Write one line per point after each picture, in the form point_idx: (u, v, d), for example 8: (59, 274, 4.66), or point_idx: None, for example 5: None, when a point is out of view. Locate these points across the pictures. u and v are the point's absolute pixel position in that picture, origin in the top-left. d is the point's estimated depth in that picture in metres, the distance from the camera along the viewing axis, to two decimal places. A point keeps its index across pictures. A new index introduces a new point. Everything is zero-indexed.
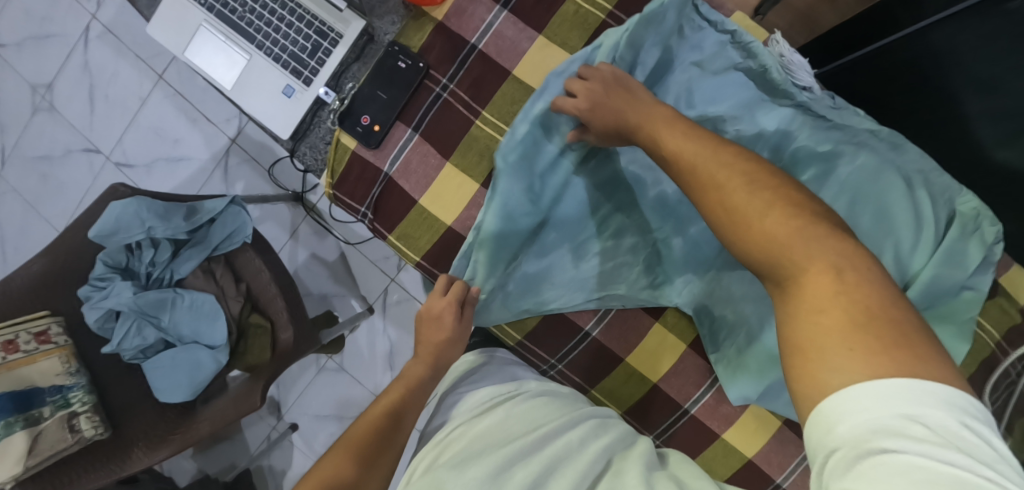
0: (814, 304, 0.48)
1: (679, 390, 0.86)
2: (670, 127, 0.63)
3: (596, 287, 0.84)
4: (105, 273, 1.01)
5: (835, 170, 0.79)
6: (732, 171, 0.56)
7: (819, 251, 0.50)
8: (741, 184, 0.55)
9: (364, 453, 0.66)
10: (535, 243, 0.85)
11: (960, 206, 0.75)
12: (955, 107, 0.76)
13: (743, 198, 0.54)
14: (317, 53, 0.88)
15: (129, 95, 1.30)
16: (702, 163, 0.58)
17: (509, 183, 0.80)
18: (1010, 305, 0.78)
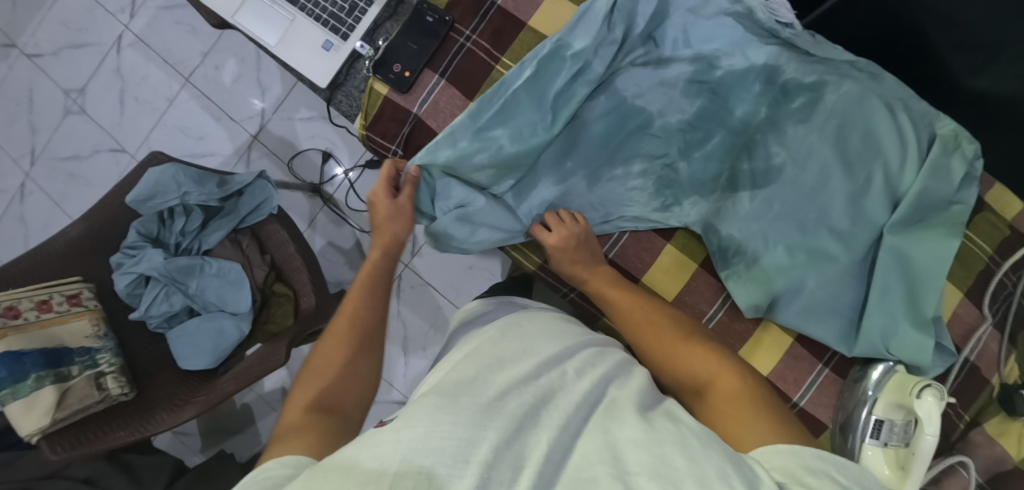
0: (730, 399, 0.64)
1: (692, 309, 0.86)
2: (613, 285, 0.79)
3: (610, 208, 0.87)
4: (137, 241, 1.09)
5: (822, 98, 0.84)
6: (657, 314, 0.75)
7: (727, 368, 0.67)
8: (666, 325, 0.74)
9: (329, 381, 0.68)
10: (552, 169, 0.86)
11: (939, 129, 0.84)
12: (930, 44, 0.85)
13: (670, 335, 0.73)
14: (353, 12, 0.89)
15: (158, 96, 1.44)
16: (635, 310, 0.76)
17: (527, 110, 0.82)
18: (998, 219, 0.86)
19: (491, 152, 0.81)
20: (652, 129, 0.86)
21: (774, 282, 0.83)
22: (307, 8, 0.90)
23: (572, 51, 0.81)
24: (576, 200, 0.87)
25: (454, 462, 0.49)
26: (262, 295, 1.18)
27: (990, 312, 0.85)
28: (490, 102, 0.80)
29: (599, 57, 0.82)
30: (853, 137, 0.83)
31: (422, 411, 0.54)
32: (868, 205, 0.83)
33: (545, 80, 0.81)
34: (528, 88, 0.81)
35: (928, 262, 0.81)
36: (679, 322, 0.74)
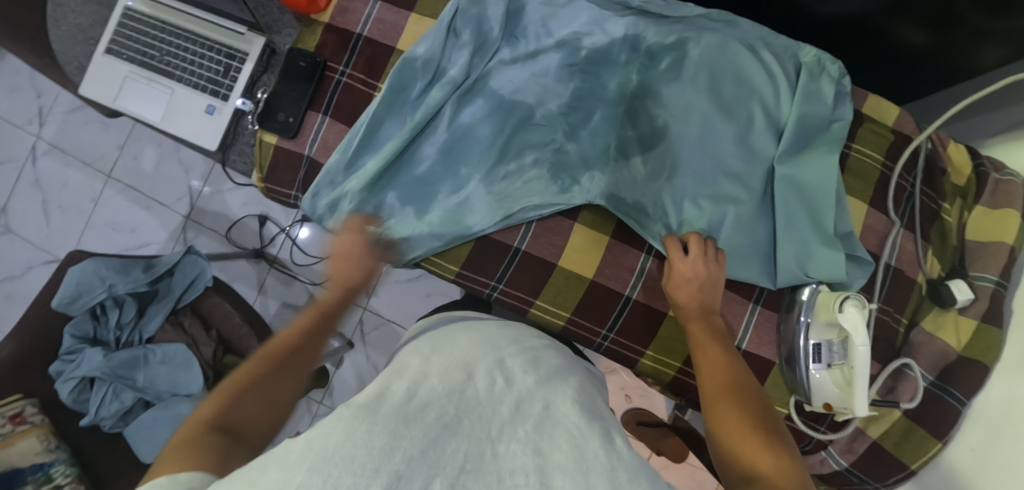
0: (766, 461, 0.58)
1: (617, 280, 0.86)
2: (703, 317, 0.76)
3: (512, 203, 0.85)
4: (74, 345, 1.09)
5: (687, 54, 0.87)
6: (722, 350, 0.72)
7: (771, 435, 0.61)
8: (720, 358, 0.71)
9: (237, 396, 0.61)
10: (448, 181, 0.87)
11: (803, 57, 0.89)
12: None
13: (730, 383, 0.67)
14: (229, 73, 0.91)
15: (82, 198, 1.44)
16: (706, 344, 0.73)
17: (391, 127, 0.88)
18: (881, 128, 0.89)
19: (360, 176, 0.86)
20: (535, 120, 0.88)
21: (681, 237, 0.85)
22: (183, 77, 0.92)
23: (420, 60, 0.86)
24: (479, 204, 0.86)
25: (365, 472, 0.46)
26: (215, 371, 1.16)
27: (898, 216, 0.88)
28: (356, 131, 0.87)
29: (449, 64, 0.87)
30: (722, 82, 0.87)
31: (335, 420, 0.49)
32: (755, 142, 0.86)
33: (401, 95, 0.87)
34: (387, 110, 0.87)
35: (823, 183, 0.84)
36: (741, 364, 0.70)
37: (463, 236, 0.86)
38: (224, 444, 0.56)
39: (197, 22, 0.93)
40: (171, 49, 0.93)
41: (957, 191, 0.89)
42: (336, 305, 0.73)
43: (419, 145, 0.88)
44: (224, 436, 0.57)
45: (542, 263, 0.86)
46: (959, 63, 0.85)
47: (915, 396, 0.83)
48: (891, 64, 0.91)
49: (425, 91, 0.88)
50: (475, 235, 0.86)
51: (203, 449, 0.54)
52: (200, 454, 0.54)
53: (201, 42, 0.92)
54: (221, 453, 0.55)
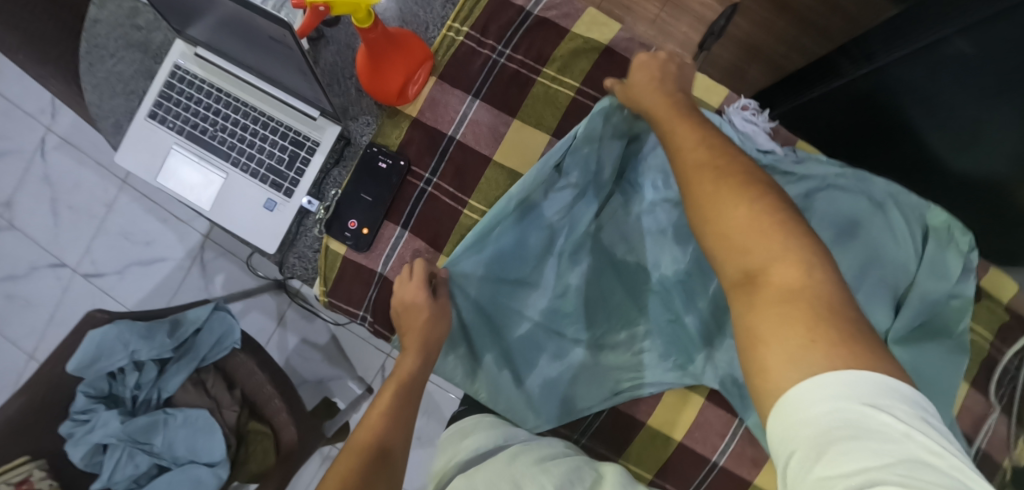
0: (780, 298, 0.48)
1: (704, 444, 0.80)
2: (731, 201, 0.53)
3: (621, 378, 0.79)
4: (87, 405, 1.00)
5: (812, 213, 0.81)
6: (745, 196, 0.53)
7: (790, 252, 0.49)
8: (742, 204, 0.52)
9: (371, 457, 0.64)
10: (552, 345, 0.79)
11: (932, 221, 0.81)
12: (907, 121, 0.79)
13: (729, 190, 0.54)
14: (294, 163, 0.80)
15: (95, 202, 1.35)
16: (720, 194, 0.54)
17: (477, 267, 0.76)
18: (996, 304, 0.84)
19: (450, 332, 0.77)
20: (649, 285, 0.80)
21: None
22: (240, 161, 0.81)
23: (519, 200, 0.75)
24: (585, 375, 0.79)
25: None
26: (237, 436, 1.07)
27: (997, 398, 0.84)
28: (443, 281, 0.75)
29: (552, 202, 0.78)
30: (847, 253, 0.81)
31: None
32: (871, 312, 0.80)
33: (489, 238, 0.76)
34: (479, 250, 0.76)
35: (940, 372, 0.78)
36: (790, 229, 0.51)
37: (566, 413, 0.79)
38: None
39: (261, 97, 0.81)
40: (227, 125, 0.81)
41: None
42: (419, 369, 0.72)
43: (522, 300, 0.79)
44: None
45: (629, 419, 0.80)
46: None
47: None
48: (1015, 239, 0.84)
49: (519, 232, 0.77)
50: (582, 414, 0.79)
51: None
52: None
53: (263, 121, 0.81)
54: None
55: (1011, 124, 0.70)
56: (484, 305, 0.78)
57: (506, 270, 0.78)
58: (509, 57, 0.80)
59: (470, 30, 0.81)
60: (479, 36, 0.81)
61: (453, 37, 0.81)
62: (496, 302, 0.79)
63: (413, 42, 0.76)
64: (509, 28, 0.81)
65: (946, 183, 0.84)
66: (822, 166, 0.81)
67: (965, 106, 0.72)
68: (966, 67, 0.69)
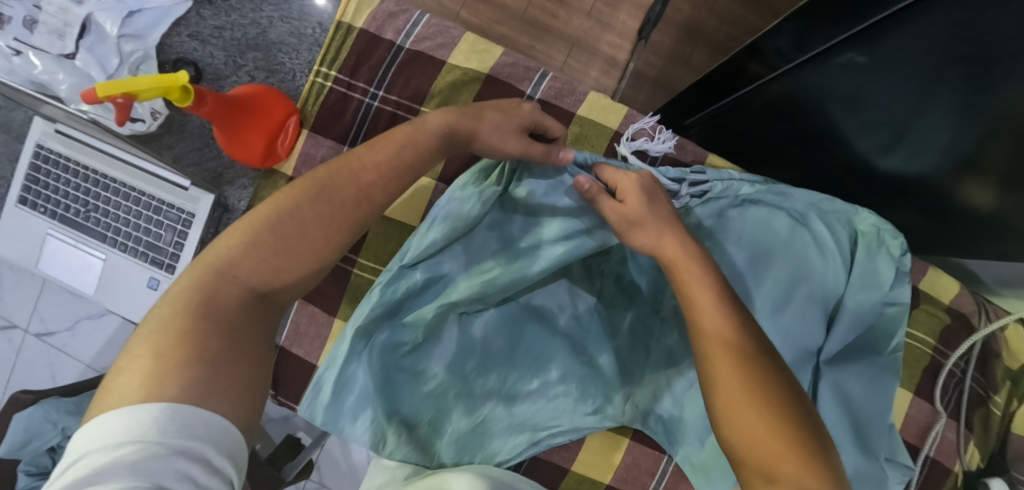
0: None
1: (634, 483, 0.77)
2: (738, 374, 0.49)
3: (540, 426, 0.75)
4: (32, 483, 0.97)
5: (728, 233, 0.77)
6: (759, 401, 0.48)
7: (798, 444, 0.46)
8: (753, 382, 0.49)
9: (219, 295, 0.49)
10: (463, 398, 0.75)
11: (860, 225, 0.76)
12: (831, 122, 0.70)
13: (737, 363, 0.50)
14: (171, 238, 0.75)
15: None
16: (728, 363, 0.50)
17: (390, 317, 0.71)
18: (936, 307, 0.79)
19: (358, 389, 0.71)
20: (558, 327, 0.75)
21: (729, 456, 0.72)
22: (118, 241, 0.77)
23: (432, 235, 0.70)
24: (498, 427, 0.75)
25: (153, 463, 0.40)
26: None
27: (943, 404, 0.79)
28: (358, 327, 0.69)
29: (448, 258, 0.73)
30: (768, 274, 0.76)
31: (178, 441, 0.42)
32: (799, 330, 0.75)
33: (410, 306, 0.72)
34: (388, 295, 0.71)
35: (872, 390, 0.74)
36: (793, 410, 0.48)
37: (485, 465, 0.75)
38: (242, 318, 0.50)
39: (130, 171, 0.76)
40: (98, 203, 0.77)
41: (1010, 376, 0.81)
42: (345, 221, 0.55)
43: (423, 358, 0.74)
44: (247, 307, 0.50)
45: (552, 467, 0.77)
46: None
47: None
48: (962, 247, 0.74)
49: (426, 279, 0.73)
50: (501, 465, 0.76)
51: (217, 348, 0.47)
52: (211, 356, 0.46)
53: (134, 197, 0.76)
54: (250, 354, 0.49)
55: (936, 117, 0.60)
56: (389, 357, 0.72)
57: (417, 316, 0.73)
58: (383, 100, 0.74)
59: (338, 73, 0.74)
60: (349, 79, 0.74)
61: (321, 83, 0.75)
62: (407, 355, 0.73)
63: (271, 100, 0.72)
64: (380, 68, 0.74)
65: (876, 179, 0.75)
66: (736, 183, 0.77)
67: (883, 101, 0.63)
68: (869, 68, 0.61)
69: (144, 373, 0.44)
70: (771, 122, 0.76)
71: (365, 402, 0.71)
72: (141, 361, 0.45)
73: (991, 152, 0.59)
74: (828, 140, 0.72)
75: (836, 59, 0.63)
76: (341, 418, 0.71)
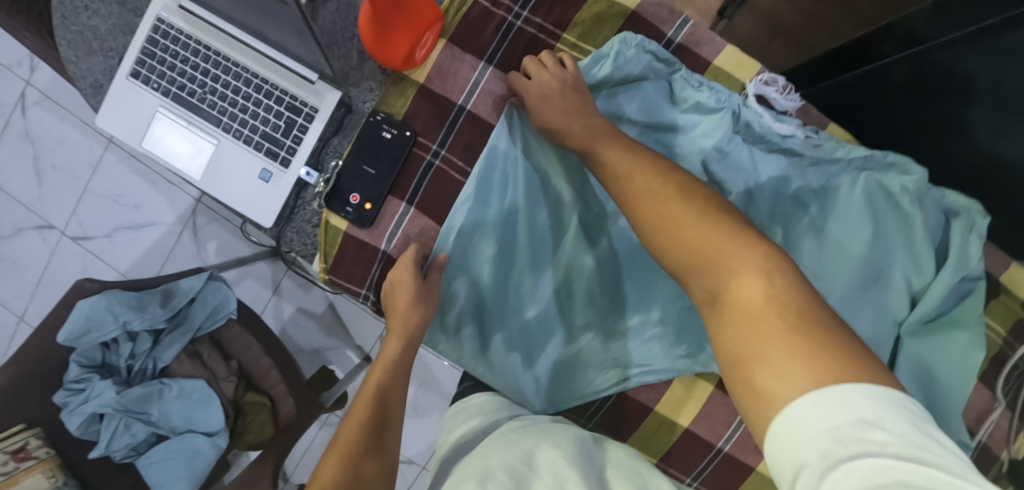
0: (747, 311, 0.46)
1: (710, 430, 0.79)
2: (661, 200, 0.56)
3: (631, 364, 0.77)
4: (82, 374, 0.97)
5: (835, 204, 0.76)
6: (701, 227, 0.53)
7: (744, 256, 0.49)
8: (684, 216, 0.54)
9: None
10: (561, 327, 0.77)
11: (950, 204, 0.77)
12: (956, 103, 0.71)
13: (671, 207, 0.55)
14: (291, 131, 0.74)
15: (79, 162, 1.24)
16: (665, 205, 0.56)
17: (476, 237, 0.74)
18: (1013, 301, 0.83)
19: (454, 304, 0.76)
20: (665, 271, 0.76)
21: None
22: (232, 128, 0.74)
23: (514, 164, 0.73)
24: (592, 360, 0.77)
25: None
26: (235, 406, 1.06)
27: (1003, 393, 0.83)
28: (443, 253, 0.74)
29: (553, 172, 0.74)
30: (869, 244, 0.76)
31: None
32: (885, 301, 0.78)
33: (495, 211, 0.74)
34: (473, 223, 0.74)
35: (952, 369, 0.76)
36: (741, 234, 0.51)
37: (575, 395, 0.77)
38: None
39: (256, 57, 0.73)
40: (216, 85, 0.74)
41: None
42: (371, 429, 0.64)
43: (530, 283, 0.76)
44: None
45: (636, 405, 0.79)
46: None
47: None
48: None
49: (522, 208, 0.74)
50: (590, 397, 0.78)
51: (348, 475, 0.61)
52: None
53: (256, 84, 0.73)
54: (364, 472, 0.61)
55: None
56: (490, 276, 0.75)
57: (514, 242, 0.75)
58: (527, 20, 0.74)
59: None
60: None
61: None
62: (504, 278, 0.76)
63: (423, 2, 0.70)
64: None
65: (980, 181, 0.77)
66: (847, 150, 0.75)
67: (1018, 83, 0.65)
68: (1014, 51, 0.63)
69: None
70: (893, 103, 0.78)
71: (461, 320, 0.77)
72: None
73: None
74: (948, 132, 0.75)
75: (992, 39, 0.64)
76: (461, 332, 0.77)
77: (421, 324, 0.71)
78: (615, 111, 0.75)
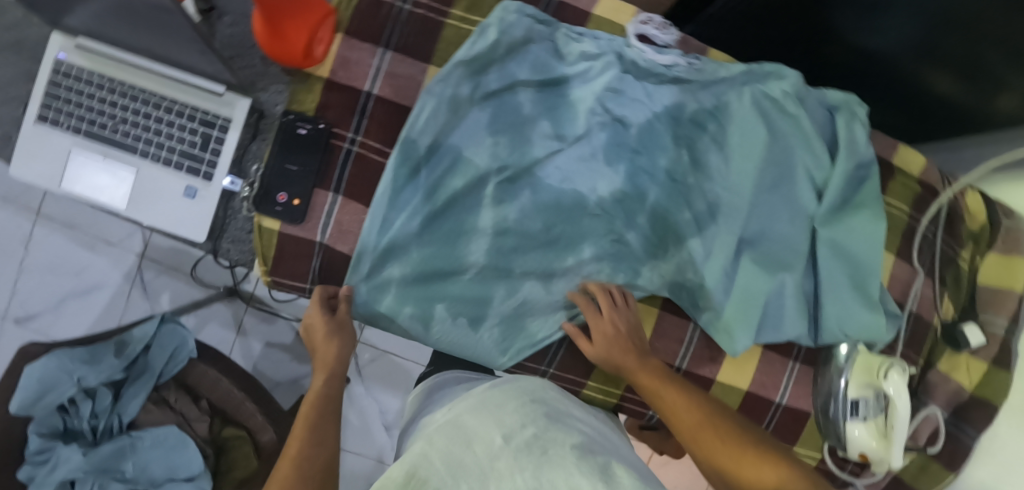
0: None
1: (665, 350, 0.85)
2: (748, 462, 0.64)
3: (576, 303, 0.81)
4: (44, 445, 0.93)
5: (729, 121, 0.82)
6: (771, 483, 0.62)
7: None
8: (761, 466, 0.63)
9: None
10: (504, 282, 0.80)
11: (830, 100, 0.84)
12: (828, 15, 0.83)
13: (750, 459, 0.64)
14: (208, 145, 0.76)
15: (9, 240, 1.19)
16: (745, 462, 0.64)
17: (402, 214, 0.77)
18: (908, 179, 0.90)
19: (396, 285, 0.78)
20: (590, 208, 0.80)
21: (751, 319, 0.81)
22: (150, 152, 0.76)
23: (425, 143, 0.76)
24: (538, 307, 0.80)
25: None
26: (214, 446, 1.03)
27: (920, 264, 0.91)
28: (372, 240, 0.77)
29: (464, 142, 0.78)
30: (765, 148, 0.81)
31: None
32: (798, 198, 0.84)
33: (414, 185, 0.77)
34: (394, 203, 0.77)
35: (868, 245, 0.83)
36: None
37: (529, 345, 0.81)
38: None
39: (162, 81, 0.76)
40: (129, 115, 0.76)
41: (970, 237, 0.92)
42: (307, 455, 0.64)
43: (463, 247, 0.78)
44: None
45: None
46: (976, 111, 0.85)
47: (934, 436, 0.89)
48: (911, 115, 0.93)
49: (440, 178, 0.77)
50: (544, 343, 0.81)
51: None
52: None
53: (166, 106, 0.76)
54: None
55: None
56: (426, 248, 0.78)
57: (440, 209, 0.78)
58: (415, 3, 0.78)
59: None
60: None
61: None
62: (439, 248, 0.78)
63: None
64: None
65: (851, 74, 0.91)
66: (722, 71, 0.81)
67: None
68: None
69: None
70: (772, 25, 0.88)
71: (403, 297, 0.79)
72: None
73: (952, 34, 0.77)
74: (822, 37, 0.87)
75: None
76: (408, 308, 0.79)
77: (343, 358, 0.75)
78: (510, 78, 0.77)
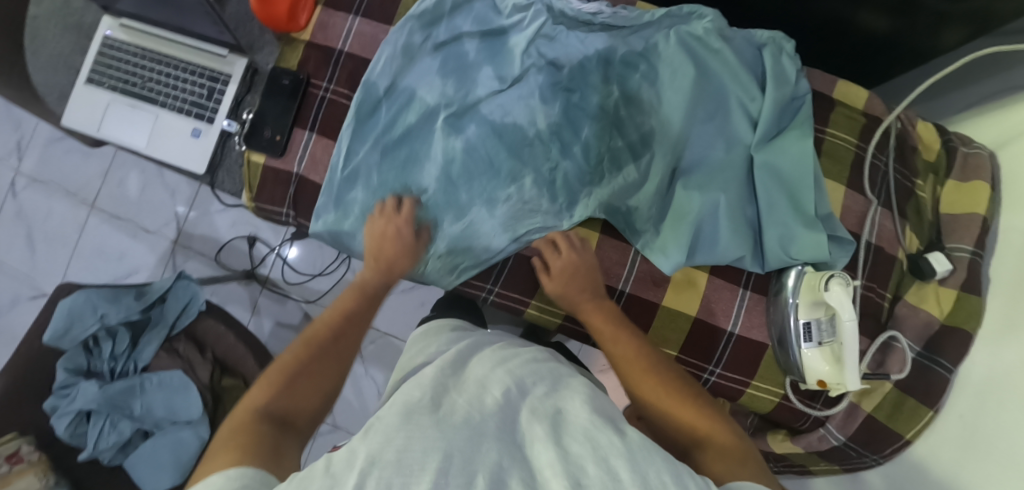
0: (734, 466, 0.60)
1: (608, 274, 0.89)
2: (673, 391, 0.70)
3: (515, 226, 0.87)
4: (69, 379, 1.04)
5: (657, 60, 0.89)
6: (690, 405, 0.68)
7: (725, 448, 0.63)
8: (674, 393, 0.70)
9: (255, 438, 0.57)
10: (451, 208, 0.88)
11: (759, 40, 0.91)
12: None
13: (664, 384, 0.71)
14: (213, 95, 0.92)
15: (66, 229, 1.40)
16: (658, 383, 0.71)
17: (362, 148, 0.89)
18: (852, 112, 0.93)
19: (354, 212, 0.88)
20: (530, 140, 0.89)
21: (685, 240, 0.85)
22: (167, 102, 0.93)
23: (383, 87, 0.89)
24: (482, 229, 0.87)
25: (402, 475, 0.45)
26: (214, 395, 1.11)
27: (875, 196, 0.91)
28: (336, 171, 0.88)
29: (416, 84, 0.90)
30: (693, 82, 0.89)
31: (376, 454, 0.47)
32: (731, 126, 0.90)
33: (374, 122, 0.90)
34: (357, 137, 0.89)
35: (799, 167, 0.87)
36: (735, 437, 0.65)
37: (475, 265, 0.88)
38: (271, 434, 0.59)
39: (180, 47, 0.94)
40: (153, 74, 0.93)
41: (929, 168, 0.94)
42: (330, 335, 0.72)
43: (416, 175, 0.88)
44: (271, 424, 0.60)
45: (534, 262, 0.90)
46: (919, 42, 0.93)
47: (904, 367, 0.86)
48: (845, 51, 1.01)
49: (397, 115, 0.89)
50: (489, 263, 0.88)
51: (280, 433, 0.60)
52: (271, 446, 0.58)
53: (181, 66, 0.93)
54: (324, 390, 0.67)
55: None
56: (384, 177, 0.88)
57: (396, 141, 0.89)
58: None
59: None
60: None
61: None
62: (395, 176, 0.88)
63: None
64: None
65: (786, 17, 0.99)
66: (647, 18, 0.89)
67: None
68: None
69: (227, 460, 0.54)
70: None
71: (361, 221, 0.88)
72: (216, 456, 0.55)
73: None
74: None
75: None
76: (364, 231, 0.88)
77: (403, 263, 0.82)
78: (456, 31, 0.90)
